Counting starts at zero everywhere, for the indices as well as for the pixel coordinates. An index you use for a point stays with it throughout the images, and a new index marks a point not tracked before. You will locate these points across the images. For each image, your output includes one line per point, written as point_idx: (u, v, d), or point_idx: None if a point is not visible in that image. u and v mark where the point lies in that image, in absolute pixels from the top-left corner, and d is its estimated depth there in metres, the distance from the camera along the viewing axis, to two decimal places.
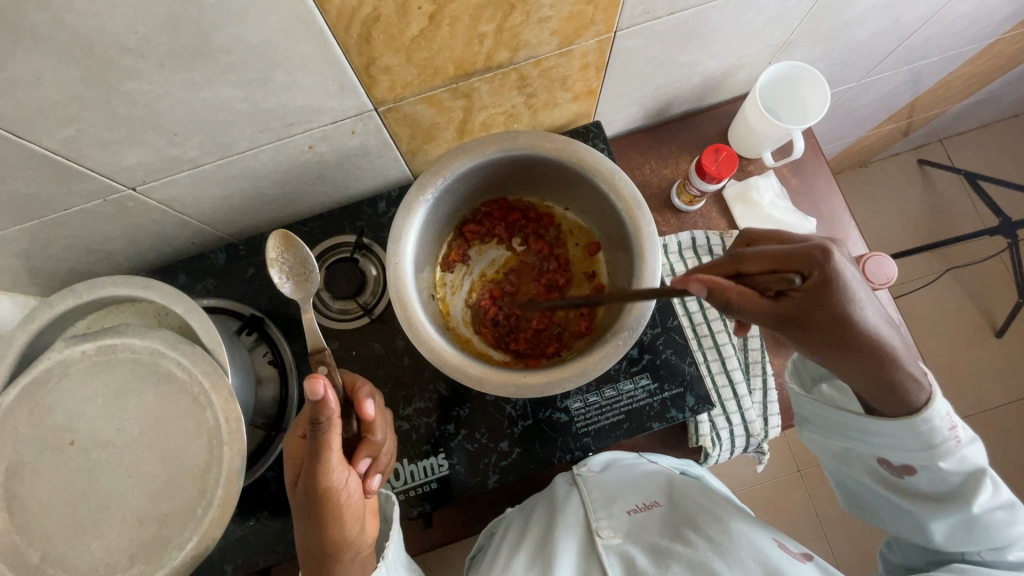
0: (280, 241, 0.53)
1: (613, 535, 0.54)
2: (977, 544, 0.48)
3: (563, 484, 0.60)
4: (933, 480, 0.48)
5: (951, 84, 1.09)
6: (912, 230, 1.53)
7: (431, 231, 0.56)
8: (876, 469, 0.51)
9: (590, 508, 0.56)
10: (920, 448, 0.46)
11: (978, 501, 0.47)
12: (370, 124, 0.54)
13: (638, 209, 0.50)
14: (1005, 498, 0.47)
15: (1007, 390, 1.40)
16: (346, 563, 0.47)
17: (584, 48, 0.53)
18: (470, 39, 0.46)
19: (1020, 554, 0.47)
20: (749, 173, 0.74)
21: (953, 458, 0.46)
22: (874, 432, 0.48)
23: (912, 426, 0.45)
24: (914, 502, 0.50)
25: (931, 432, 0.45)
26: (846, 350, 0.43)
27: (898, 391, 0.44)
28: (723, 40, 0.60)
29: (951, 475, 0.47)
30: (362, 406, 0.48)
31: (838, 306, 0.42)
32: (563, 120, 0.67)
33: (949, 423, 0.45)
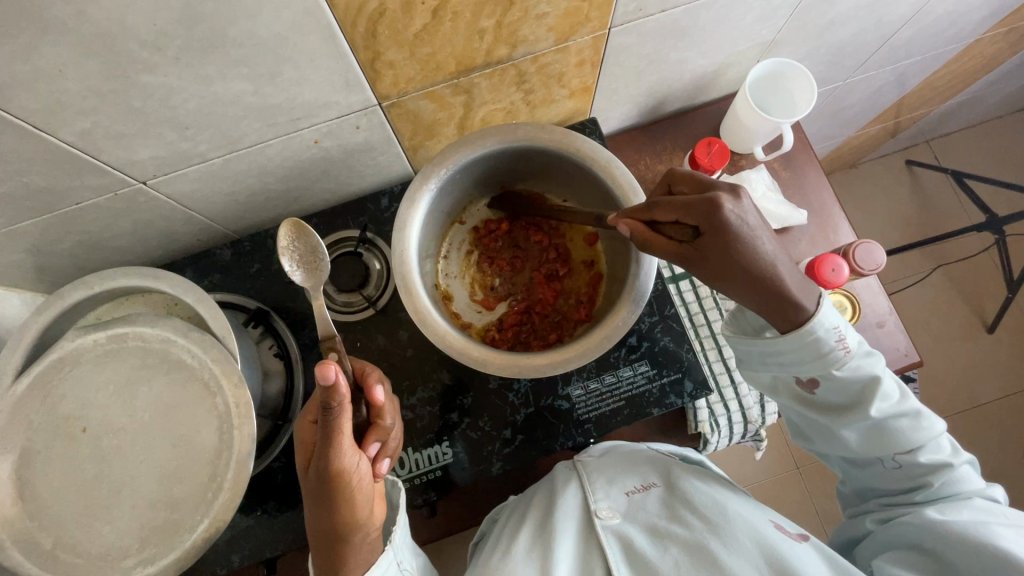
0: (291, 229, 0.54)
1: (611, 515, 0.55)
2: (890, 451, 0.51)
3: (563, 471, 0.60)
4: (837, 392, 0.50)
5: (935, 84, 1.12)
6: (901, 229, 1.56)
7: (433, 222, 0.57)
8: (792, 393, 0.53)
9: (589, 490, 0.57)
10: (812, 358, 0.48)
11: (878, 408, 0.49)
12: (374, 119, 0.56)
13: (634, 195, 0.51)
14: (908, 405, 0.50)
15: (1000, 385, 1.42)
16: (356, 543, 0.48)
17: (579, 44, 0.55)
18: (471, 35, 0.48)
19: (930, 454, 0.51)
20: (740, 167, 0.76)
21: (846, 366, 0.49)
22: (774, 349, 0.49)
23: (800, 338, 0.47)
24: (825, 417, 0.52)
25: (818, 340, 0.47)
26: (736, 286, 0.46)
27: (790, 321, 0.47)
28: (712, 38, 0.63)
29: (852, 382, 0.49)
30: (372, 391, 0.49)
31: (724, 251, 0.43)
32: (560, 117, 0.69)
33: (837, 333, 0.47)
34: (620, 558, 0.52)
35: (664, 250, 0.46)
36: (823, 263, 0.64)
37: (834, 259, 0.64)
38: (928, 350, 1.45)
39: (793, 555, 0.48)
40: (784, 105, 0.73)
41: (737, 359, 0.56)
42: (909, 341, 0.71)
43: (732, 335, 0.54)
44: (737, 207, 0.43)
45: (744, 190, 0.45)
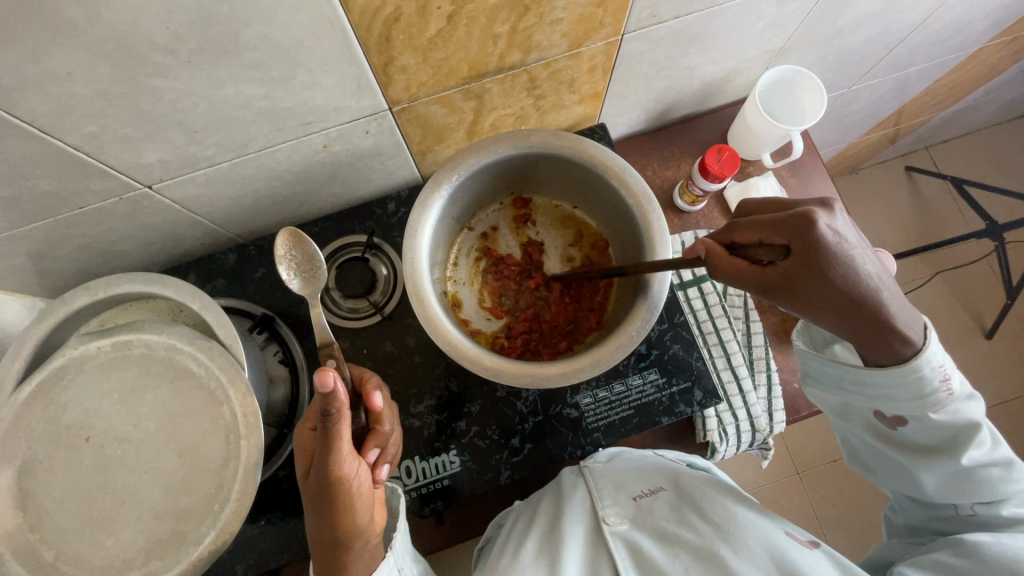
0: (287, 239, 0.53)
1: (619, 521, 0.54)
2: (967, 497, 0.50)
3: (570, 476, 0.60)
4: (926, 432, 0.50)
5: (937, 91, 1.12)
6: (901, 235, 1.57)
7: (444, 228, 0.57)
8: (866, 423, 0.54)
9: (596, 496, 0.56)
10: (908, 399, 0.47)
11: (971, 456, 0.49)
12: (384, 124, 0.55)
13: (648, 203, 0.51)
14: (1001, 456, 0.49)
15: (998, 392, 1.43)
16: (358, 551, 0.47)
17: (592, 50, 0.55)
18: (485, 40, 0.48)
19: (1015, 508, 0.49)
20: (748, 174, 0.76)
21: (944, 410, 0.48)
22: (862, 381, 0.49)
23: (901, 374, 0.46)
24: (906, 455, 0.52)
25: (920, 382, 0.46)
26: (830, 315, 0.44)
27: (894, 355, 0.45)
28: (723, 45, 0.62)
29: (944, 426, 0.49)
30: (370, 397, 0.49)
31: (817, 276, 0.42)
32: (570, 122, 0.69)
33: (941, 375, 0.46)
34: (629, 564, 0.51)
35: (745, 274, 0.45)
36: None
37: None
38: None
39: (804, 563, 0.47)
40: (791, 114, 0.73)
41: (807, 378, 0.56)
42: None
43: (803, 345, 0.56)
44: (833, 228, 0.43)
45: (836, 206, 0.44)
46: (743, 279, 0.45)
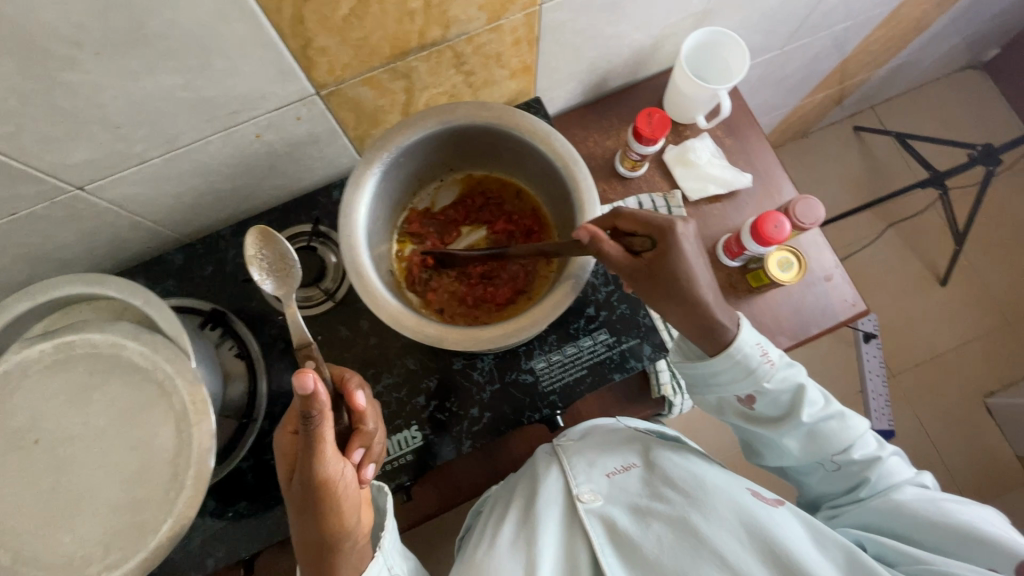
0: (257, 238, 0.52)
1: (593, 498, 0.57)
2: (828, 452, 0.59)
3: (543, 457, 0.62)
4: (772, 404, 0.59)
5: (871, 48, 1.16)
6: (852, 193, 1.63)
7: (383, 206, 0.56)
8: (732, 408, 0.61)
9: (571, 476, 0.59)
10: (743, 375, 0.56)
11: (809, 413, 0.58)
12: (315, 109, 0.56)
13: (574, 163, 0.51)
14: (834, 409, 0.59)
15: (956, 335, 1.53)
16: (346, 551, 0.47)
17: (513, 22, 0.56)
18: (401, 17, 0.49)
19: (863, 451, 0.58)
20: (685, 136, 0.78)
21: (774, 378, 0.57)
22: (712, 371, 0.57)
23: (728, 357, 0.55)
24: (767, 429, 0.59)
25: (744, 359, 0.56)
26: (675, 311, 0.53)
27: (717, 342, 0.55)
28: (644, 11, 0.65)
29: (780, 394, 0.58)
30: (353, 397, 0.48)
31: (673, 269, 0.50)
32: (504, 99, 0.69)
33: (761, 350, 0.57)
34: (605, 540, 0.54)
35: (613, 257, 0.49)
36: (767, 220, 0.64)
37: (776, 216, 0.64)
38: (885, 306, 1.55)
39: (772, 525, 0.51)
40: (717, 78, 0.74)
41: (685, 385, 0.62)
42: (855, 291, 0.74)
43: (677, 360, 0.60)
44: (690, 237, 0.51)
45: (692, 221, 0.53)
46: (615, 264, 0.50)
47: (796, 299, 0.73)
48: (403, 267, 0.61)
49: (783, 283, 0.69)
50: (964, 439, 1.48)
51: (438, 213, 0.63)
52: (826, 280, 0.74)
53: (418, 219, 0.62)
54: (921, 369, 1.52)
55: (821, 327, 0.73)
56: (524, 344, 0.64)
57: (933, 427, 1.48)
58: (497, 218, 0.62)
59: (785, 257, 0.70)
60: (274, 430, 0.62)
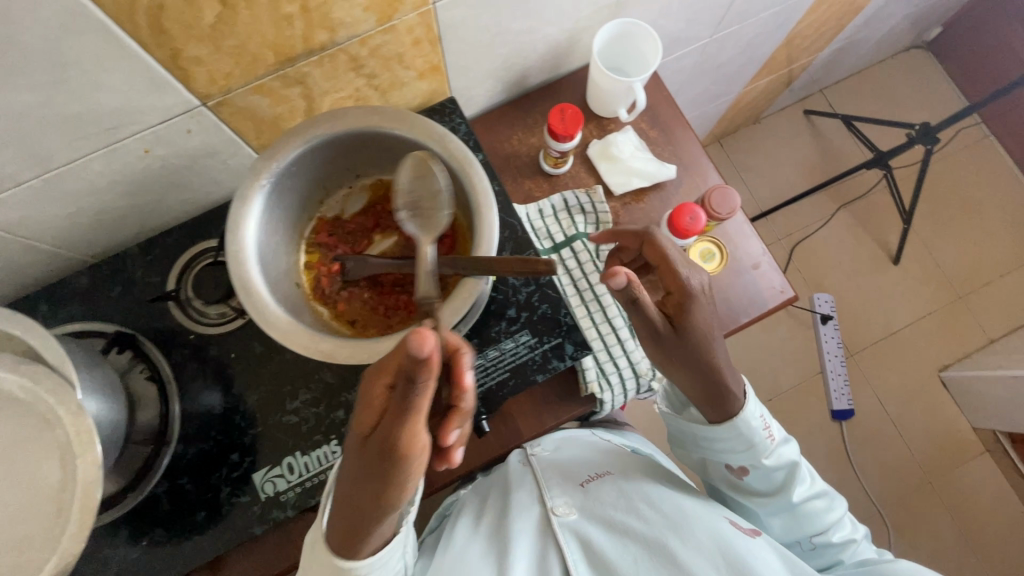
0: (415, 167, 0.51)
1: (567, 512, 0.63)
2: (807, 533, 0.64)
3: (518, 469, 0.71)
4: (764, 480, 0.64)
5: (807, 32, 1.16)
6: (805, 176, 1.64)
7: (281, 217, 0.54)
8: (725, 476, 0.67)
9: (546, 492, 0.65)
10: (743, 447, 0.62)
11: (798, 492, 0.63)
12: (205, 121, 0.54)
13: (468, 165, 0.50)
14: (819, 488, 0.65)
15: (911, 312, 1.55)
16: (373, 522, 0.46)
17: (406, 22, 0.55)
18: (277, 22, 0.47)
19: (840, 535, 0.65)
20: (610, 130, 0.77)
21: (773, 456, 0.63)
22: (711, 436, 0.63)
23: (731, 428, 0.61)
24: (753, 499, 0.66)
25: (746, 433, 0.61)
26: (683, 372, 0.58)
27: (727, 408, 0.60)
28: (551, 5, 0.63)
29: (776, 472, 0.63)
30: (461, 373, 0.42)
31: (694, 325, 0.57)
32: (418, 100, 0.68)
33: (762, 424, 0.62)
34: (577, 556, 0.58)
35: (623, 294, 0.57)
36: (682, 212, 0.64)
37: (691, 208, 0.63)
38: (842, 287, 1.57)
39: (748, 555, 0.53)
40: (633, 75, 0.75)
41: (680, 440, 0.69)
42: (783, 278, 0.73)
43: (671, 413, 0.68)
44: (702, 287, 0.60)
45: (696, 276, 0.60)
46: (644, 317, 0.57)
47: (724, 290, 0.73)
48: (314, 278, 0.59)
49: (706, 272, 0.71)
50: (921, 414, 1.50)
51: (348, 220, 0.61)
52: (753, 269, 0.74)
53: (327, 229, 0.60)
54: (878, 347, 1.54)
55: (750, 316, 0.72)
56: None
57: (891, 403, 1.51)
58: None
59: (707, 249, 0.73)
60: (188, 454, 0.60)
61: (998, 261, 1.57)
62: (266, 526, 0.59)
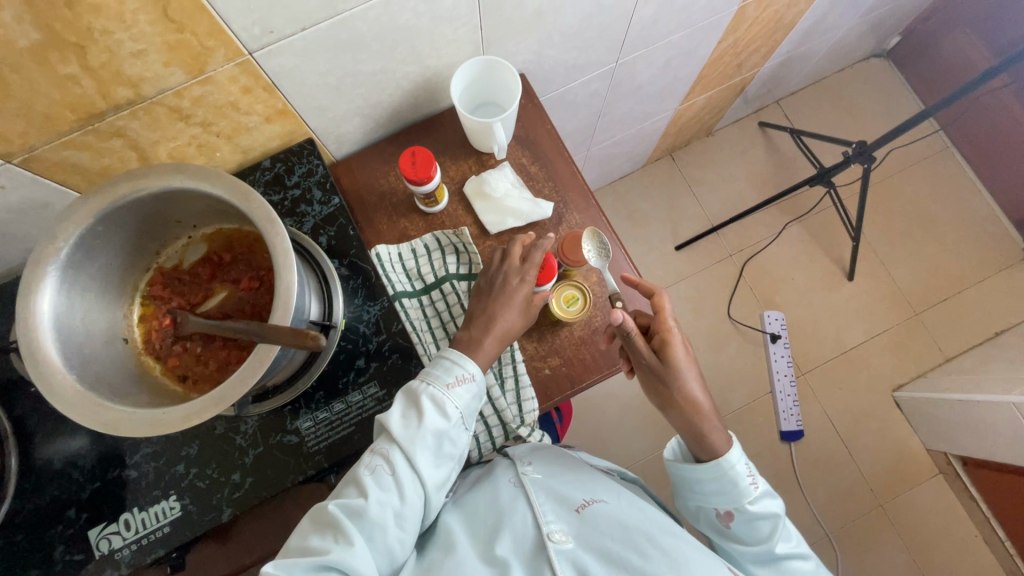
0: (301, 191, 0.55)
1: (564, 539, 0.56)
2: None
3: (507, 486, 0.62)
4: (749, 528, 0.63)
5: (736, 50, 1.13)
6: (759, 189, 1.61)
7: (96, 274, 0.53)
8: (714, 524, 0.66)
9: (541, 515, 0.58)
10: (728, 488, 0.64)
11: (782, 547, 0.62)
12: (18, 177, 0.53)
13: (270, 227, 0.48)
14: (806, 552, 0.64)
15: (866, 329, 1.52)
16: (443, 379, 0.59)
17: (224, 73, 0.53)
18: (59, 82, 0.45)
19: None
20: (489, 166, 0.75)
21: (755, 503, 0.63)
22: (699, 475, 0.65)
23: (721, 466, 0.64)
24: (737, 551, 0.64)
25: (734, 474, 0.63)
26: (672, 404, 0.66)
27: (711, 448, 0.65)
28: (400, 46, 0.61)
29: (759, 522, 0.63)
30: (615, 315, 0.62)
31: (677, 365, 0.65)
32: (276, 142, 0.66)
33: (750, 473, 0.64)
34: None
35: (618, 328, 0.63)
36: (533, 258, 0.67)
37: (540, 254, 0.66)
38: (794, 304, 1.54)
39: None
40: (506, 109, 0.73)
41: (676, 489, 0.70)
42: None
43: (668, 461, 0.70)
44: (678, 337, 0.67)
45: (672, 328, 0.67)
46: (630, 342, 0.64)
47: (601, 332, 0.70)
48: (147, 331, 0.58)
49: (568, 318, 0.68)
50: (873, 435, 1.46)
51: (187, 270, 0.60)
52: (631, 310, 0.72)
53: (163, 279, 0.59)
54: (830, 366, 1.50)
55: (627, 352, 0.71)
56: (290, 404, 0.61)
57: (844, 424, 1.47)
58: (245, 274, 0.59)
59: (572, 294, 0.70)
60: (25, 509, 0.59)
61: (957, 277, 1.53)
62: None
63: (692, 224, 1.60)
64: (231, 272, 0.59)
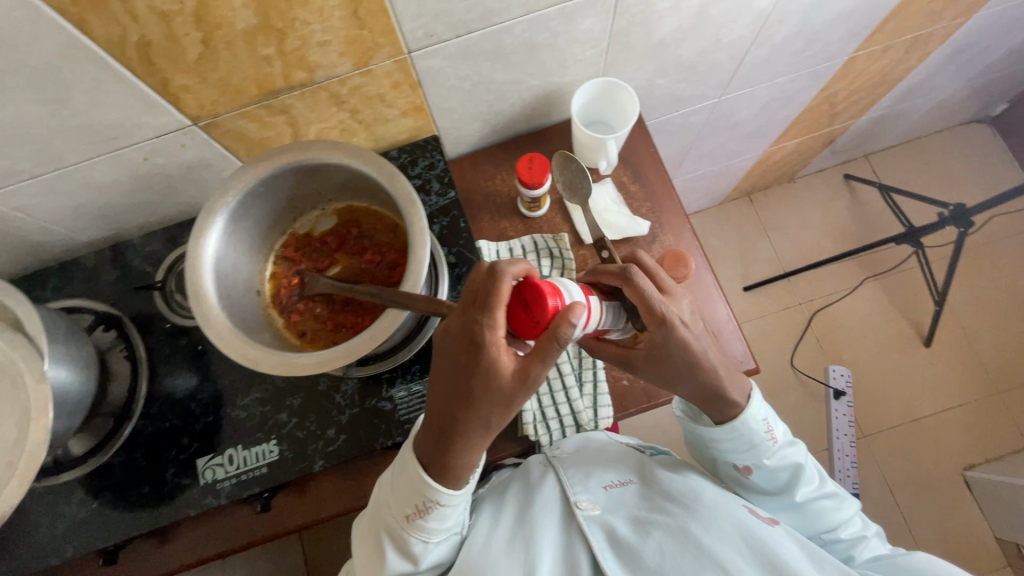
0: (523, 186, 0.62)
1: (591, 506, 0.61)
2: (817, 530, 0.62)
3: (537, 466, 0.68)
4: (769, 479, 0.62)
5: (835, 99, 1.13)
6: (837, 242, 1.58)
7: (247, 230, 0.60)
8: (731, 475, 0.65)
9: (568, 484, 0.64)
10: (745, 447, 0.61)
11: (804, 492, 0.61)
12: (197, 138, 0.61)
13: (410, 206, 0.53)
14: (827, 488, 0.63)
15: (938, 400, 1.45)
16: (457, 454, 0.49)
17: (383, 67, 0.59)
18: (256, 61, 0.53)
19: (850, 531, 0.62)
20: (591, 180, 0.79)
21: (774, 455, 0.61)
22: (715, 438, 0.61)
23: (736, 427, 0.59)
24: (758, 497, 0.64)
25: (752, 432, 0.60)
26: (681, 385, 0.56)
27: (721, 411, 0.59)
28: (532, 60, 0.67)
29: (779, 470, 0.61)
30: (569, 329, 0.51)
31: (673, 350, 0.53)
32: (405, 135, 0.73)
33: (765, 426, 0.61)
34: (604, 544, 0.57)
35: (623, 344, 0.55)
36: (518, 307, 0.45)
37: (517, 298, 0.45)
38: (862, 363, 1.49)
39: (770, 541, 0.54)
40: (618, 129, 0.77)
41: (688, 441, 0.68)
42: (746, 347, 0.72)
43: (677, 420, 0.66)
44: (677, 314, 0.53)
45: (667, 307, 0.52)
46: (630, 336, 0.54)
47: None
48: (275, 288, 0.64)
49: None
50: (938, 513, 1.37)
51: (315, 239, 0.66)
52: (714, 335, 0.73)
53: (295, 244, 0.66)
54: (896, 432, 1.43)
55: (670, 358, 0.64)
56: (388, 373, 0.66)
57: (905, 496, 1.39)
58: (368, 249, 0.65)
59: None
60: (146, 431, 0.67)
61: None
62: (199, 509, 0.63)
63: (763, 267, 1.59)
64: (354, 245, 0.65)
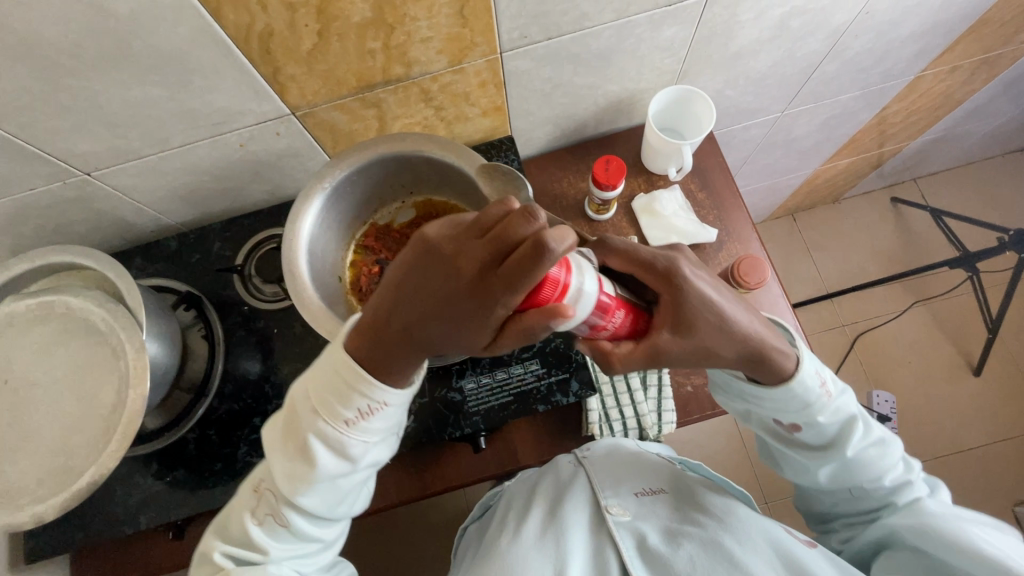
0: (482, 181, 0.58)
1: (621, 512, 0.59)
2: (859, 480, 0.56)
3: (566, 464, 0.66)
4: (817, 434, 0.54)
5: (893, 119, 1.13)
6: (882, 265, 1.56)
7: (335, 217, 0.62)
8: (773, 431, 0.57)
9: (599, 489, 0.61)
10: (798, 407, 0.52)
11: (853, 444, 0.54)
12: (292, 127, 0.63)
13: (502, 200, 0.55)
14: (874, 435, 0.56)
15: (987, 431, 1.40)
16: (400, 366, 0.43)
17: (475, 66, 0.61)
18: (361, 54, 0.55)
19: (893, 476, 0.56)
20: (658, 186, 0.80)
21: (828, 412, 0.53)
22: (757, 395, 0.52)
23: (791, 389, 0.50)
24: (799, 453, 0.57)
25: (806, 390, 0.51)
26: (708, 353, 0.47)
27: (771, 373, 0.49)
28: (612, 66, 0.68)
29: (832, 426, 0.54)
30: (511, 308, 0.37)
31: (692, 310, 0.45)
32: (480, 134, 0.75)
33: (819, 379, 0.52)
34: (634, 553, 0.54)
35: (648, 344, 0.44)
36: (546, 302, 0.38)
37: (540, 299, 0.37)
38: (907, 389, 1.45)
39: (807, 559, 0.52)
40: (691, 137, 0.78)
41: (717, 390, 0.57)
42: None
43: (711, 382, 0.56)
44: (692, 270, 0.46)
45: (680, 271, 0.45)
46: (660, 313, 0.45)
47: None
48: (355, 275, 0.66)
49: None
50: None
51: (395, 230, 0.68)
52: None
53: (375, 234, 0.67)
54: (942, 462, 1.39)
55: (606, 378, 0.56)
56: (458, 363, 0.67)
57: None
58: None
59: None
60: (220, 409, 0.68)
61: None
62: None
63: (805, 287, 1.57)
64: None
